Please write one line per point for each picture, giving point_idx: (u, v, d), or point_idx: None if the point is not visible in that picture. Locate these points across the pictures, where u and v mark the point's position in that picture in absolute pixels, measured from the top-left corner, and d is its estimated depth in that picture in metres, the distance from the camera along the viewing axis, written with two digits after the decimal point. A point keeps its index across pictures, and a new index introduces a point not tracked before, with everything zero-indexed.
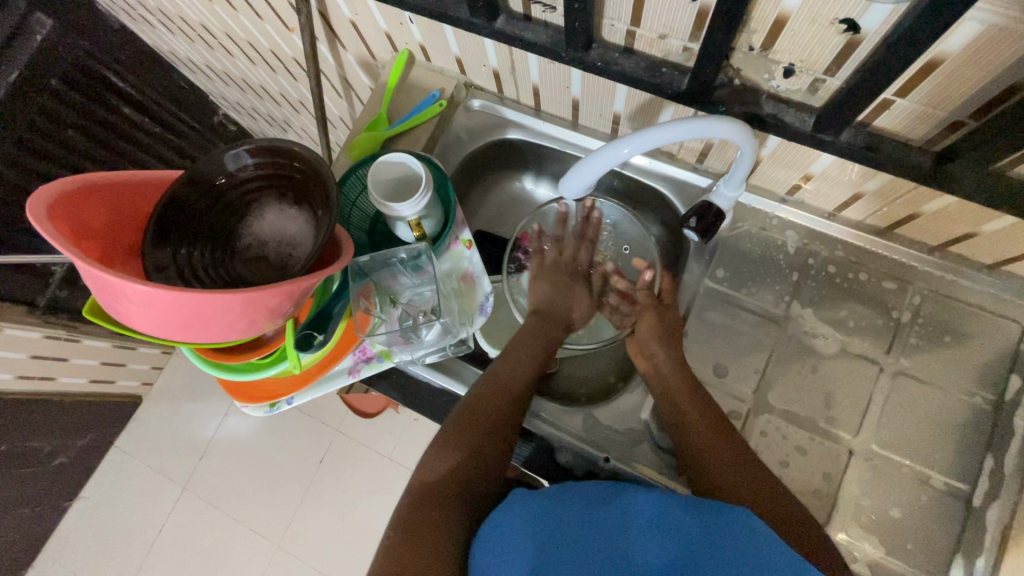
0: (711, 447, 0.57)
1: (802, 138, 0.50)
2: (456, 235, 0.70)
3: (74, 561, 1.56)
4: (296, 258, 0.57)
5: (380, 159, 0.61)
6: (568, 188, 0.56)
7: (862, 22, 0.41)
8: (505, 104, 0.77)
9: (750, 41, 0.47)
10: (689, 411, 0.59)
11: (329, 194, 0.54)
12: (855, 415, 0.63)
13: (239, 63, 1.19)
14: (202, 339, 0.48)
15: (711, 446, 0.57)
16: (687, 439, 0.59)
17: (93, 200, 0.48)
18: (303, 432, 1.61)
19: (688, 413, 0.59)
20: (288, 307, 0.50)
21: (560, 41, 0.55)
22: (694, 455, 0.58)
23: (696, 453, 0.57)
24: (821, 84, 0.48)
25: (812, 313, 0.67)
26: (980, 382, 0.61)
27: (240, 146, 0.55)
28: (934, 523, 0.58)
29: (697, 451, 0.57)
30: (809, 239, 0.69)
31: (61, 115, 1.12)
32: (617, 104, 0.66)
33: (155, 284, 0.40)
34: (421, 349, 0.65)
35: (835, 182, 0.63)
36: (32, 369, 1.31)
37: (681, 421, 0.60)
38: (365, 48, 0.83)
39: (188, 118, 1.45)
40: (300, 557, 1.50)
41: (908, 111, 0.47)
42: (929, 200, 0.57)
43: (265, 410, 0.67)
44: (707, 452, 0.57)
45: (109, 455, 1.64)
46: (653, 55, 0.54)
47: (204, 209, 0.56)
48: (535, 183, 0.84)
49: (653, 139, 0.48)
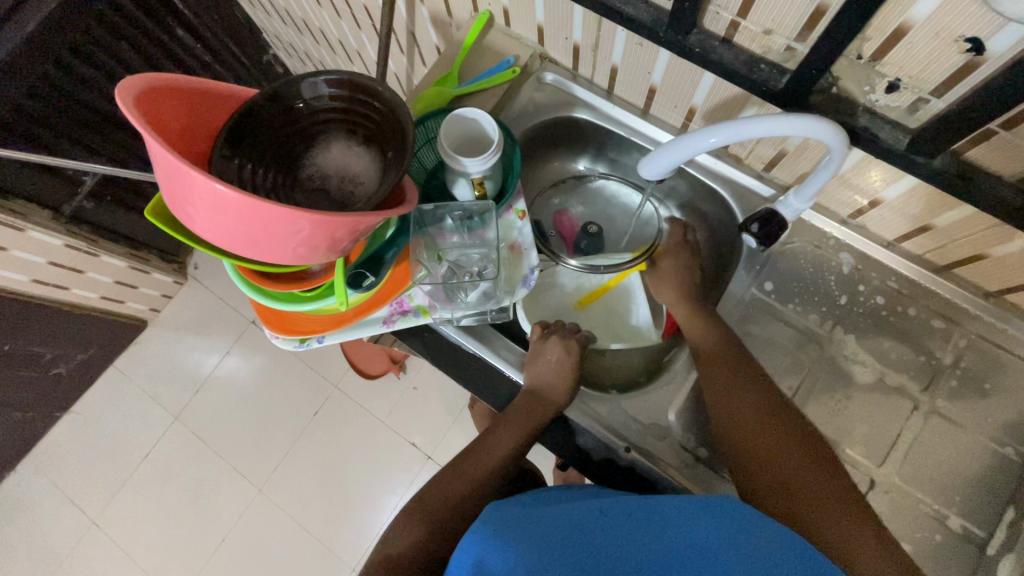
0: (766, 447, 0.55)
1: (893, 156, 0.49)
2: (511, 204, 0.69)
3: (57, 472, 1.56)
4: (358, 197, 0.56)
5: (454, 113, 0.61)
6: (649, 169, 0.54)
7: (989, 44, 0.40)
8: (578, 82, 0.76)
9: (860, 49, 0.47)
10: (735, 411, 0.58)
11: (404, 140, 0.53)
12: (881, 447, 0.62)
13: (303, 3, 1.18)
14: (260, 257, 0.48)
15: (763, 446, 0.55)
16: (738, 439, 0.57)
17: (170, 100, 0.48)
18: (302, 383, 1.61)
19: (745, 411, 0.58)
20: (347, 243, 0.50)
21: (660, 22, 0.54)
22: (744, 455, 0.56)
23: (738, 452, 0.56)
24: (923, 105, 0.47)
25: (854, 340, 0.66)
26: (1013, 433, 0.61)
27: (321, 74, 0.53)
28: (944, 563, 0.58)
29: (747, 449, 0.56)
30: (864, 266, 0.68)
31: (117, 27, 1.10)
32: (697, 96, 0.65)
33: (233, 188, 0.40)
34: (459, 310, 0.66)
35: (902, 211, 0.62)
36: (47, 275, 1.30)
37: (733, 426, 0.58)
38: (442, 4, 0.81)
39: (237, 51, 1.43)
40: (281, 504, 1.51)
41: (1010, 145, 0.46)
42: (1000, 243, 0.56)
43: (293, 346, 0.65)
44: (766, 450, 0.55)
45: (108, 373, 1.64)
46: (752, 50, 0.53)
47: (274, 131, 0.55)
48: (590, 166, 0.84)
49: (738, 132, 0.48)
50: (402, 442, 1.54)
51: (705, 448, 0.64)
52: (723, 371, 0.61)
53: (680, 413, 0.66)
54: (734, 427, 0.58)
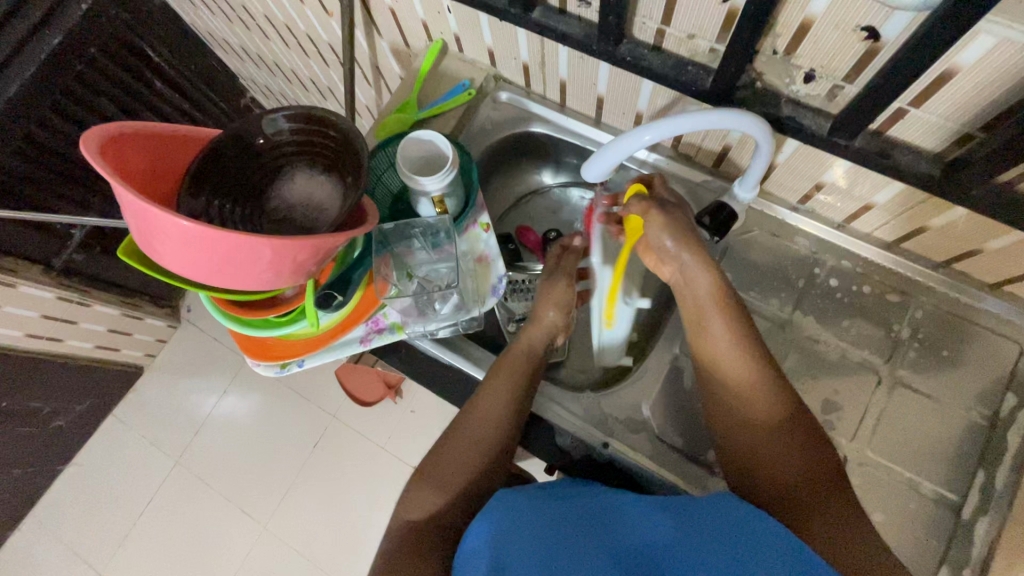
0: (757, 441, 0.52)
1: (818, 142, 0.52)
2: (475, 217, 0.72)
3: (61, 527, 1.56)
4: (322, 222, 0.59)
5: (409, 136, 0.64)
6: (590, 172, 0.57)
7: (882, 30, 0.43)
8: (532, 99, 0.80)
9: (774, 44, 0.50)
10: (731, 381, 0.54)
11: (360, 164, 0.56)
12: (850, 423, 0.64)
13: (274, 47, 1.23)
14: (231, 287, 0.50)
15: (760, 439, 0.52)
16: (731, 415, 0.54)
17: (135, 145, 0.50)
18: (299, 415, 1.62)
19: (740, 403, 0.53)
20: (313, 265, 0.53)
21: (592, 36, 0.58)
22: (737, 430, 0.54)
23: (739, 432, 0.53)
24: (839, 91, 0.51)
25: (814, 321, 0.68)
26: (977, 398, 0.62)
27: (279, 110, 0.57)
28: (922, 531, 0.59)
29: (741, 435, 0.53)
30: (818, 249, 0.71)
31: (97, 83, 1.14)
32: (641, 102, 0.68)
33: (197, 222, 0.43)
34: (432, 323, 0.67)
35: (848, 193, 0.65)
36: (40, 328, 1.32)
37: (730, 399, 0.54)
38: (400, 36, 0.86)
39: (216, 97, 1.48)
40: (286, 539, 1.50)
41: (921, 121, 0.49)
42: (939, 214, 0.59)
43: (274, 371, 0.67)
44: (749, 432, 0.53)
45: (107, 423, 1.65)
46: (680, 55, 0.57)
47: (239, 166, 0.58)
48: (554, 177, 0.87)
49: (672, 129, 0.51)
50: (403, 466, 1.54)
51: (681, 439, 0.65)
52: (724, 363, 0.55)
53: (654, 404, 0.68)
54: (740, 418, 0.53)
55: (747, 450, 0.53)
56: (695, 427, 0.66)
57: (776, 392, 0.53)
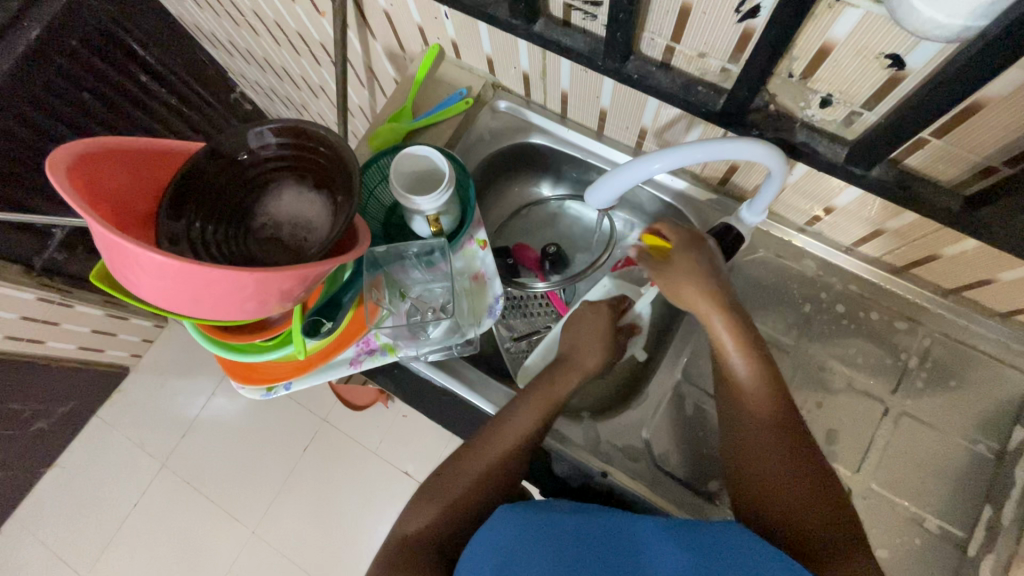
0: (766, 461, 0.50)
1: (832, 169, 0.50)
2: (471, 234, 0.69)
3: (43, 530, 1.53)
4: (311, 243, 0.56)
5: (403, 151, 0.61)
6: (596, 196, 0.54)
7: (908, 59, 0.41)
8: (532, 109, 0.77)
9: (790, 68, 0.47)
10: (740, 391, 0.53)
11: (351, 183, 0.53)
12: (855, 453, 0.62)
13: (263, 43, 1.18)
14: (211, 317, 0.47)
15: (759, 470, 0.50)
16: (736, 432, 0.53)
17: (110, 164, 0.47)
18: (290, 419, 1.59)
19: (748, 434, 0.52)
20: (300, 292, 0.49)
21: (598, 51, 0.55)
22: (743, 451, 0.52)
23: (743, 453, 0.52)
24: (857, 118, 0.48)
25: (819, 347, 0.66)
26: (983, 429, 0.61)
27: (265, 124, 0.54)
28: (926, 567, 0.58)
29: (749, 457, 0.51)
30: (824, 271, 0.69)
31: (77, 77, 1.09)
32: (646, 117, 0.66)
33: (171, 255, 0.39)
34: (425, 346, 0.65)
35: (857, 217, 0.62)
36: (21, 330, 1.27)
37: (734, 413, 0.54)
38: (394, 39, 0.82)
39: (204, 93, 1.43)
40: (274, 545, 1.48)
41: (942, 152, 0.47)
42: (951, 243, 0.57)
43: (261, 394, 0.65)
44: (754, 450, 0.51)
45: (91, 424, 1.61)
46: (690, 72, 0.54)
47: (222, 183, 0.55)
48: (553, 189, 0.84)
49: (683, 157, 0.48)
50: (394, 472, 1.52)
51: (681, 468, 0.63)
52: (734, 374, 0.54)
53: (654, 431, 0.65)
54: (744, 439, 0.52)
55: (744, 474, 0.51)
56: (695, 456, 0.64)
57: (788, 425, 0.51)
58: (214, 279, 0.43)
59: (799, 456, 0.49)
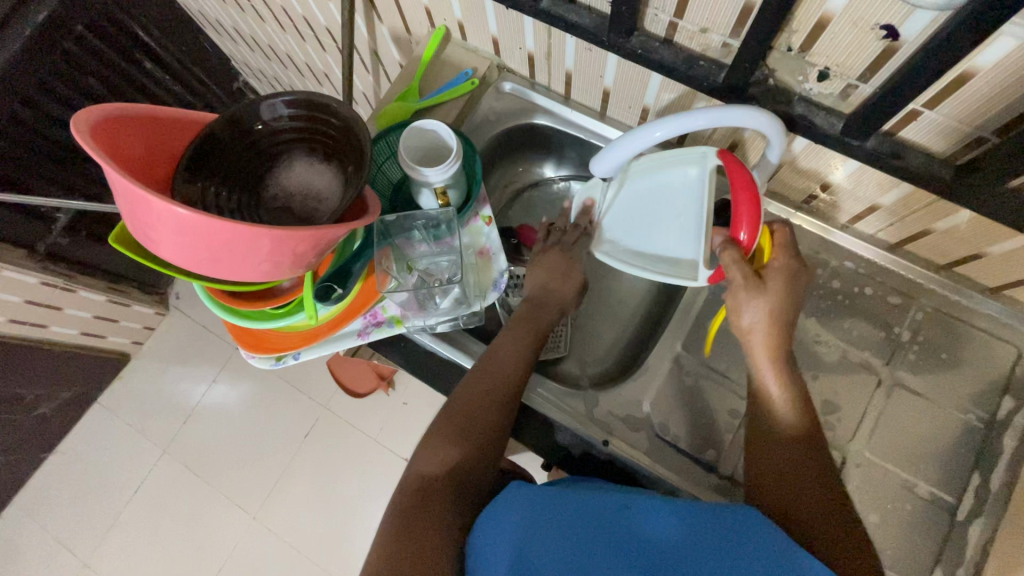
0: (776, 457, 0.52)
1: (829, 140, 0.52)
2: (477, 210, 0.70)
3: (44, 515, 1.53)
4: (322, 212, 0.57)
5: (412, 125, 0.63)
6: (600, 166, 0.56)
7: (902, 30, 0.42)
8: (536, 90, 0.78)
9: (789, 40, 0.49)
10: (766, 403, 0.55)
11: (362, 152, 0.54)
12: (849, 423, 0.64)
13: (268, 29, 1.19)
14: (227, 277, 0.49)
15: (785, 476, 0.50)
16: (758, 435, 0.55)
17: (130, 128, 0.49)
18: (290, 406, 1.60)
19: (773, 439, 0.53)
20: (312, 257, 0.51)
21: (603, 27, 0.56)
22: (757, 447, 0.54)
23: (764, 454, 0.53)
24: (853, 90, 0.50)
25: (816, 322, 0.68)
26: (973, 400, 0.63)
27: (278, 95, 0.55)
28: (918, 531, 0.60)
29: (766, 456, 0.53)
30: (821, 248, 0.71)
31: (83, 61, 1.10)
32: (648, 96, 0.67)
33: (193, 211, 0.41)
34: (432, 317, 0.66)
35: (852, 194, 0.64)
36: (25, 314, 1.28)
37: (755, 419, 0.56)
38: (401, 22, 0.84)
39: (208, 81, 1.44)
40: (275, 531, 1.49)
41: (935, 123, 0.48)
42: (942, 217, 0.59)
43: (270, 364, 0.66)
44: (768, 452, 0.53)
45: (92, 410, 1.62)
46: (692, 48, 0.56)
47: (236, 152, 0.56)
48: (555, 170, 0.86)
49: (685, 125, 0.50)
50: (395, 458, 1.53)
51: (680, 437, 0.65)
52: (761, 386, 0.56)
53: (654, 402, 0.67)
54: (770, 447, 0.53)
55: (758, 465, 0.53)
56: (696, 427, 0.65)
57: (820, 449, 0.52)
58: (233, 238, 0.44)
59: (823, 476, 0.50)
